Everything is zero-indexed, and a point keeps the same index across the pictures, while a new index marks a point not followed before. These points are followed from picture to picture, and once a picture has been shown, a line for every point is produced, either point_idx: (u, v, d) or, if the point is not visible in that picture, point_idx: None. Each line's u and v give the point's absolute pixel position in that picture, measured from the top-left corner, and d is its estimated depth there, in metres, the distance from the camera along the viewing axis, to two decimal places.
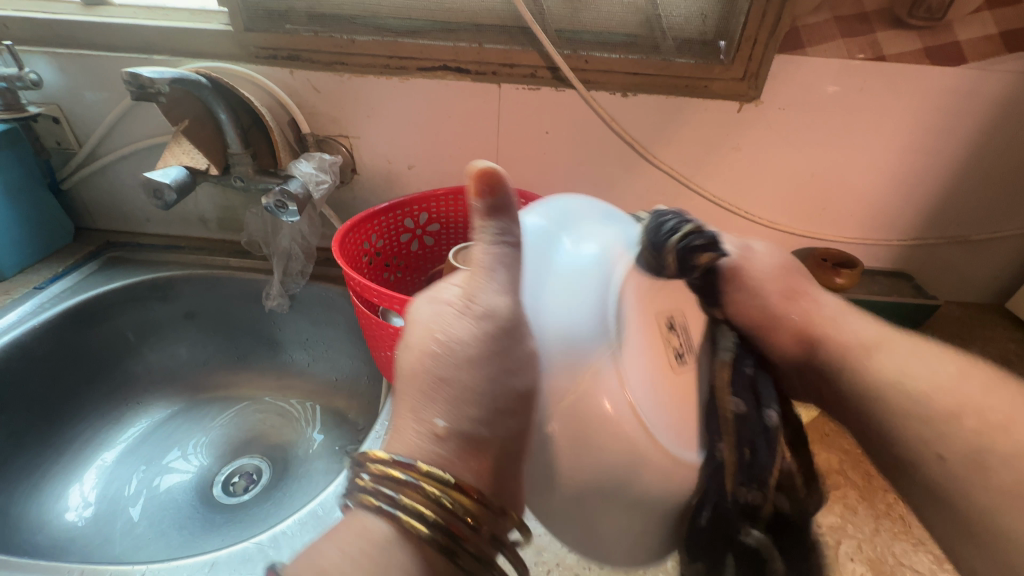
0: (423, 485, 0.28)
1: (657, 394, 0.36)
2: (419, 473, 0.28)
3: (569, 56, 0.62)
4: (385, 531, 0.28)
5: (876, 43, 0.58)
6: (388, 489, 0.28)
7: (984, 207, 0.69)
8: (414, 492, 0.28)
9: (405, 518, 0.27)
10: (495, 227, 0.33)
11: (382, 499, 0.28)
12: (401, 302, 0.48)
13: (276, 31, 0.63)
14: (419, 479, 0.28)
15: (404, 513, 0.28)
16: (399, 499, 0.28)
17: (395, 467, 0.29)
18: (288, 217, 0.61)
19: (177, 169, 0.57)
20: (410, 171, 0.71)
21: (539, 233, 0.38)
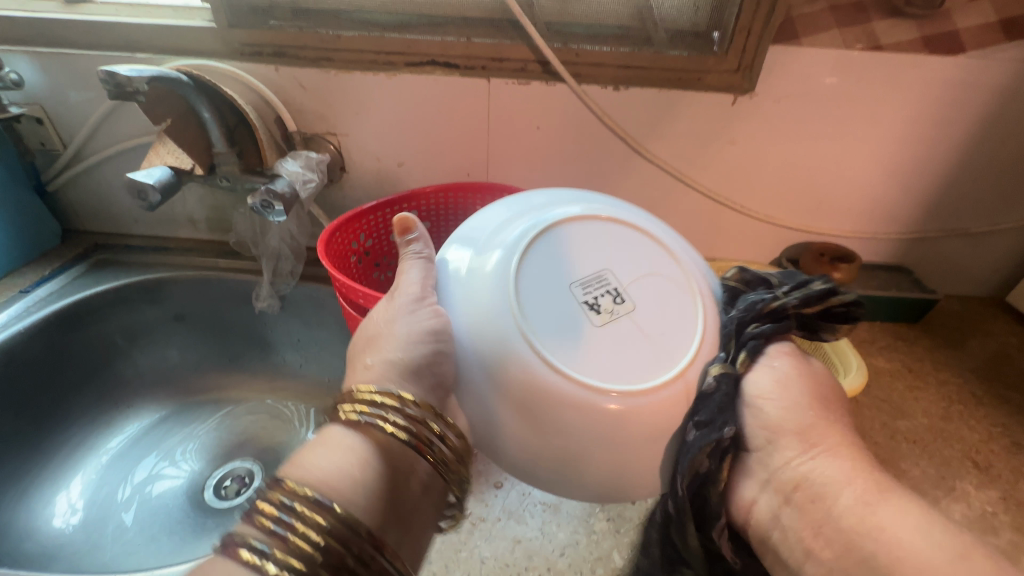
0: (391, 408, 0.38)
1: (597, 356, 0.37)
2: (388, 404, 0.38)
3: (559, 49, 0.61)
4: (357, 444, 0.37)
5: (874, 32, 0.57)
6: (370, 412, 0.38)
7: (984, 199, 0.68)
8: (387, 413, 0.38)
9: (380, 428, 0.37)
10: (416, 248, 0.44)
11: (365, 414, 0.38)
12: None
13: (260, 27, 0.62)
14: (383, 398, 0.38)
15: (376, 421, 0.38)
16: (375, 417, 0.38)
17: (377, 395, 0.39)
18: (276, 217, 0.59)
19: (161, 169, 0.56)
20: (400, 168, 0.70)
21: (451, 277, 0.41)
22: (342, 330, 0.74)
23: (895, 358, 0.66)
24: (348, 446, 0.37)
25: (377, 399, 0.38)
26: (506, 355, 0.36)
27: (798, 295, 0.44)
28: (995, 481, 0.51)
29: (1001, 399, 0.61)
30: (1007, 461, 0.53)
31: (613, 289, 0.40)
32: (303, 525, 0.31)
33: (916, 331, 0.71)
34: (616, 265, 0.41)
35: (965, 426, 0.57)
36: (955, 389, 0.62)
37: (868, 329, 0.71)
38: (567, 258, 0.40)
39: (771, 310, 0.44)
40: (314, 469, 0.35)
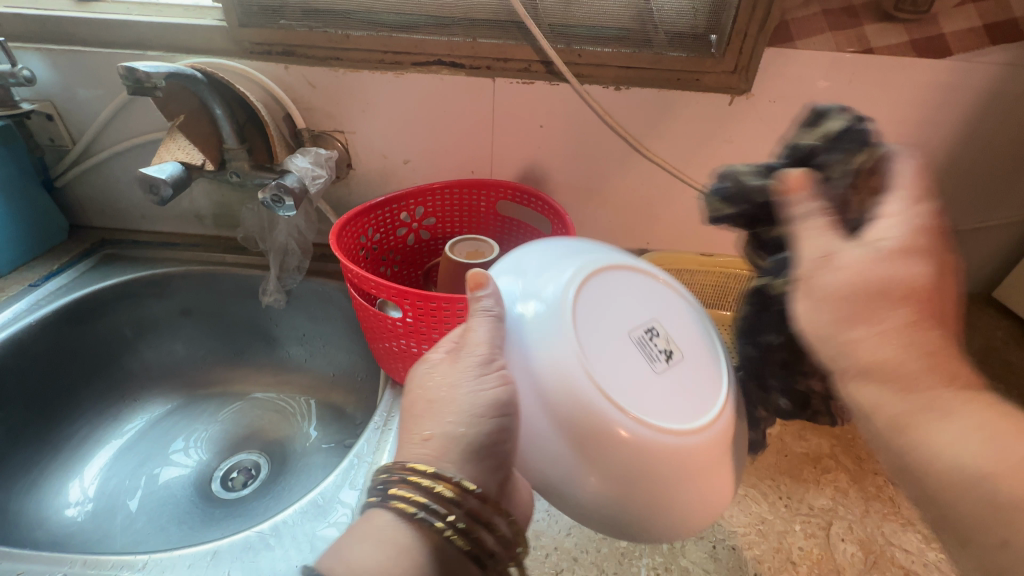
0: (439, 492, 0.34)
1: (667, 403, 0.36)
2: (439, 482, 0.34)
3: (562, 50, 0.63)
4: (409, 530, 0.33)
5: (864, 36, 0.59)
6: (421, 497, 0.34)
7: (971, 197, 0.71)
8: (434, 498, 0.34)
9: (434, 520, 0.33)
10: (484, 304, 0.38)
11: (416, 504, 0.33)
12: (398, 292, 0.48)
13: (270, 27, 0.63)
14: (435, 487, 0.34)
15: (430, 519, 0.33)
16: (432, 497, 0.33)
17: (419, 479, 0.34)
18: (285, 212, 0.61)
19: (172, 164, 0.57)
20: (406, 166, 0.72)
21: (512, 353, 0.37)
22: (347, 324, 0.75)
23: None
24: (392, 529, 0.33)
25: (426, 483, 0.34)
26: (600, 416, 0.34)
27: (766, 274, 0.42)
28: None
29: None
30: None
31: (655, 329, 0.39)
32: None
33: None
34: (653, 307, 0.41)
35: None
36: None
37: None
38: (616, 310, 0.39)
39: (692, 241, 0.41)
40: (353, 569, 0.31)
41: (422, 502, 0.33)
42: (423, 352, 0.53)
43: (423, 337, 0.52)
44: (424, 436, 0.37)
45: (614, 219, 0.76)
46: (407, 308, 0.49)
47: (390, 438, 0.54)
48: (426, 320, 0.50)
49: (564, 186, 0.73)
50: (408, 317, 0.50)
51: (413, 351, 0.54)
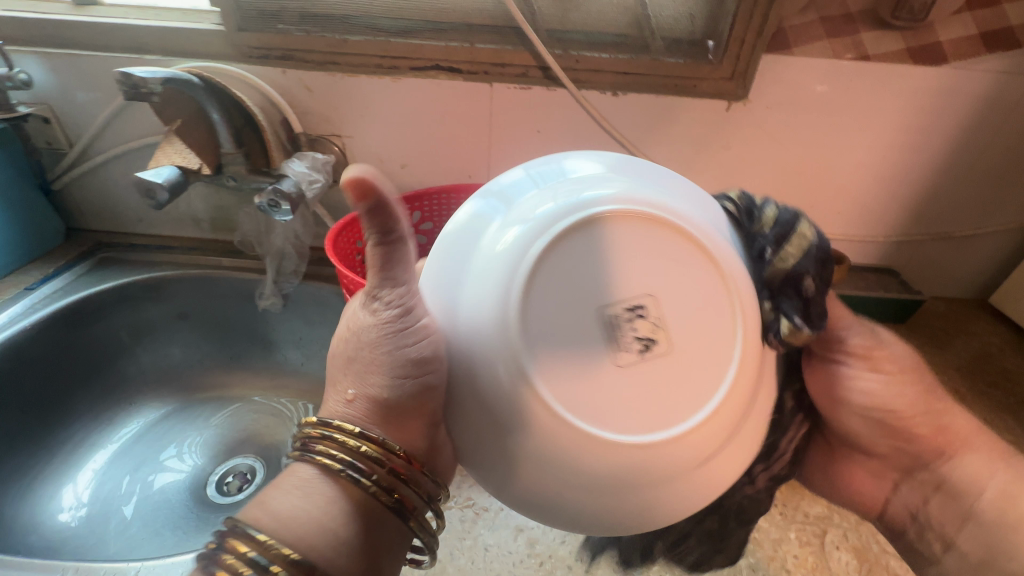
0: (348, 444, 0.34)
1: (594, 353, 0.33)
2: (346, 439, 0.35)
3: (560, 56, 0.63)
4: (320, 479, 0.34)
5: (860, 43, 0.59)
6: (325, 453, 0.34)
7: (967, 203, 0.71)
8: (342, 451, 0.34)
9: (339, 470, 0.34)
10: (388, 292, 0.34)
11: (323, 459, 0.34)
12: None
13: (268, 31, 0.63)
14: (358, 446, 0.34)
15: (348, 469, 0.34)
16: (333, 456, 0.34)
17: (340, 434, 0.35)
18: (282, 216, 0.61)
19: (168, 169, 0.58)
20: (403, 170, 0.72)
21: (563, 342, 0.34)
22: None
23: None
24: (314, 479, 0.34)
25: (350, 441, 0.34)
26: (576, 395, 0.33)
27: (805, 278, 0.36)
28: None
29: (984, 396, 0.63)
30: None
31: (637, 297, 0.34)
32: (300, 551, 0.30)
33: (903, 331, 0.73)
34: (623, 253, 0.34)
35: None
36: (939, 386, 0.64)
37: None
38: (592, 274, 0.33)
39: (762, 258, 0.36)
40: (280, 516, 0.32)
41: (337, 456, 0.34)
42: None
43: None
44: (347, 396, 0.37)
45: None
46: None
47: None
48: None
49: None
50: None
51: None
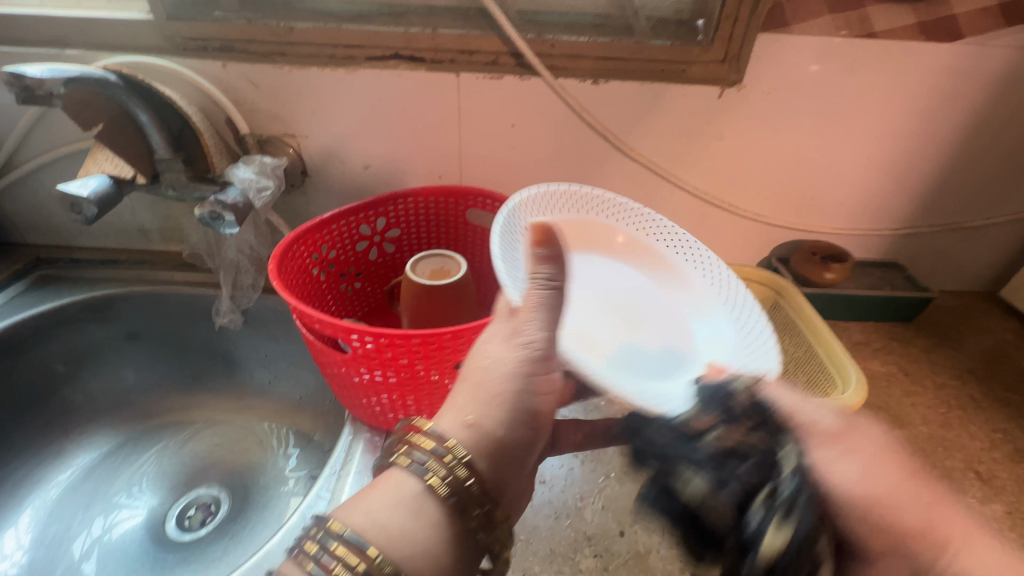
0: (445, 455, 0.33)
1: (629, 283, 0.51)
2: (446, 447, 0.33)
3: (533, 40, 0.56)
4: (414, 485, 0.32)
5: (866, 18, 0.53)
6: (419, 454, 0.33)
7: (979, 192, 0.66)
8: (437, 459, 0.33)
9: (429, 477, 0.32)
10: (546, 272, 0.36)
11: (414, 461, 0.33)
12: (344, 329, 0.42)
13: (203, 19, 0.56)
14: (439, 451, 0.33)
15: (427, 473, 0.33)
16: (427, 463, 0.33)
17: (427, 438, 0.34)
18: (228, 229, 0.54)
19: (98, 179, 0.51)
20: (367, 171, 0.65)
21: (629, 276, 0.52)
22: None
23: (892, 361, 0.63)
24: (405, 488, 0.32)
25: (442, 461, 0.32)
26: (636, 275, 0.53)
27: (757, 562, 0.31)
28: (1000, 493, 0.49)
29: (1000, 402, 0.59)
30: (1009, 470, 0.51)
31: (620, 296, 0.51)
32: (346, 555, 0.28)
33: (911, 331, 0.68)
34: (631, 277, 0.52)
35: (966, 433, 0.55)
36: (952, 393, 0.59)
37: (862, 330, 0.68)
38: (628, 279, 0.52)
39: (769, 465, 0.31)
40: (387, 531, 0.30)
41: (424, 452, 0.33)
42: (383, 387, 0.47)
43: (380, 372, 0.46)
44: (464, 420, 0.35)
45: None
46: (357, 344, 0.43)
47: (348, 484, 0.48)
48: (380, 356, 0.44)
49: None
50: (360, 353, 0.44)
51: (370, 385, 0.48)
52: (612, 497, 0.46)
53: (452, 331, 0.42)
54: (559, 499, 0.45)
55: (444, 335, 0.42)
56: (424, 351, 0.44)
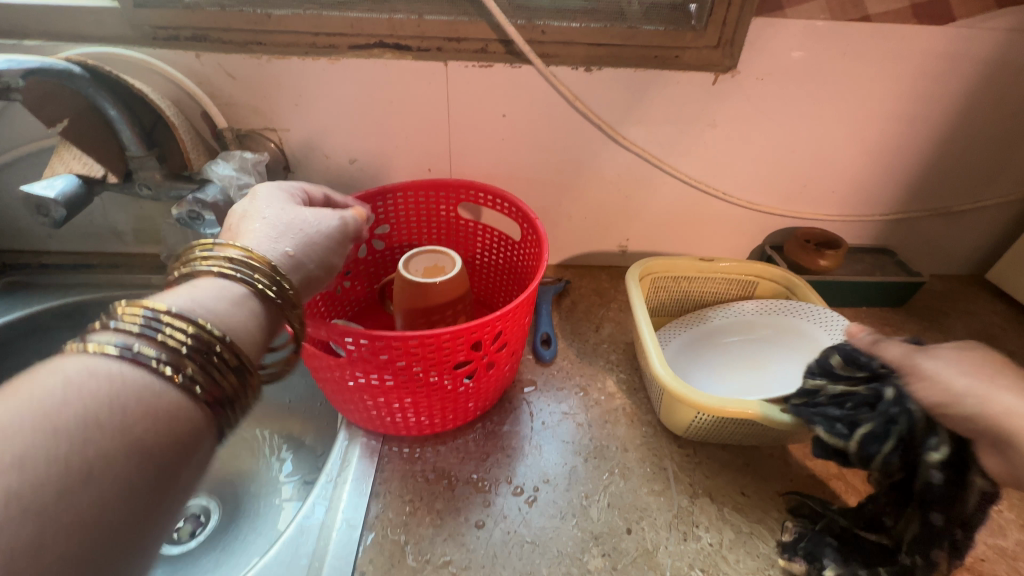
0: (266, 268, 0.34)
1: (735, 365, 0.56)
2: (261, 259, 0.34)
3: (523, 27, 0.54)
4: (237, 288, 0.33)
5: (860, 1, 0.52)
6: (240, 268, 0.33)
7: (968, 176, 0.66)
8: (261, 272, 0.34)
9: (255, 281, 0.33)
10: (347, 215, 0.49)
11: (232, 270, 0.33)
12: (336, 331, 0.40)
13: (173, 6, 0.53)
14: (236, 262, 0.33)
15: (250, 280, 0.33)
16: (251, 272, 0.33)
17: (238, 258, 0.34)
18: (208, 229, 0.52)
19: (65, 179, 0.48)
20: (353, 166, 0.63)
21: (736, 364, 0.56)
22: None
23: None
24: (225, 289, 0.32)
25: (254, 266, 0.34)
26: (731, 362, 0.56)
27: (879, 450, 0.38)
28: None
29: None
30: None
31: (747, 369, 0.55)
32: (171, 328, 0.27)
33: (902, 315, 0.69)
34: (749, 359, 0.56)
35: None
36: None
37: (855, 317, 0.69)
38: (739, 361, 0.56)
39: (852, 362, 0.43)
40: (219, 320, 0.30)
41: (233, 265, 0.33)
42: (378, 391, 0.44)
43: (376, 376, 0.43)
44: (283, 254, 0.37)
45: (592, 217, 0.69)
46: (349, 347, 0.41)
47: (345, 491, 0.45)
48: (375, 359, 0.41)
49: (535, 181, 0.65)
50: (353, 356, 0.42)
51: (365, 391, 0.45)
52: (617, 494, 0.45)
53: (451, 332, 0.40)
54: (564, 499, 0.44)
55: (446, 335, 0.40)
56: (421, 354, 0.41)
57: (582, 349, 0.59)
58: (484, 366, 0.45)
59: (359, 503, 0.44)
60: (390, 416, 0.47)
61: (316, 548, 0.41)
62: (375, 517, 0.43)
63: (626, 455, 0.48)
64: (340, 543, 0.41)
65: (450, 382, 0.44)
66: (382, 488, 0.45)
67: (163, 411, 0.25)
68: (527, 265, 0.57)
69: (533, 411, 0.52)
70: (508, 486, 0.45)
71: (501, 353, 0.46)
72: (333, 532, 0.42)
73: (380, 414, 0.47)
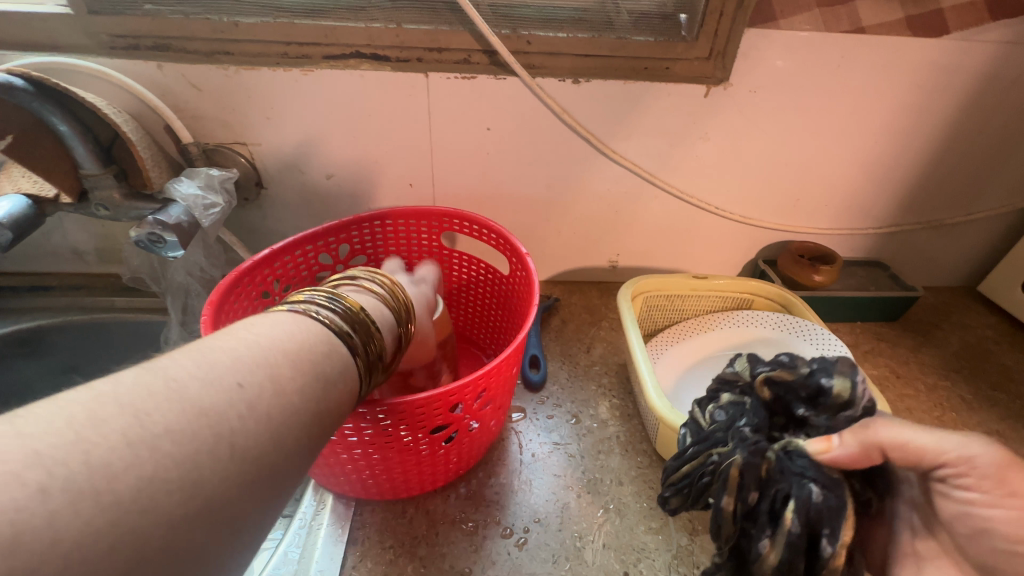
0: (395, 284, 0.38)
1: None
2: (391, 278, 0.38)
3: (508, 37, 0.52)
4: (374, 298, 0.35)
5: (854, 12, 0.51)
6: (374, 282, 0.36)
7: (960, 188, 0.65)
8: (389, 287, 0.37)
9: (389, 293, 0.36)
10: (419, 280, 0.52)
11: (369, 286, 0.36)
12: None
13: (133, 14, 0.49)
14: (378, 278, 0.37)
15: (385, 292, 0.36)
16: (387, 285, 0.37)
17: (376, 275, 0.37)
18: (170, 251, 0.48)
19: (12, 201, 0.44)
20: (330, 181, 0.60)
21: None
22: None
23: (882, 363, 0.62)
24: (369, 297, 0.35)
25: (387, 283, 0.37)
26: None
27: (824, 548, 0.28)
28: None
29: (989, 401, 0.58)
30: None
31: None
32: (347, 307, 0.31)
33: (896, 330, 0.68)
34: None
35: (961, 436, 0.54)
36: (943, 394, 0.59)
37: (850, 332, 0.67)
38: None
39: (822, 392, 0.33)
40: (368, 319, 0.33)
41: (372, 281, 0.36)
42: (342, 451, 0.40)
43: (342, 436, 0.38)
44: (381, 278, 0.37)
45: (581, 232, 0.66)
46: None
47: (320, 539, 0.42)
48: (340, 422, 0.37)
49: (522, 196, 0.63)
50: None
51: (331, 452, 0.40)
52: (613, 533, 0.42)
53: (426, 397, 0.36)
54: (556, 540, 0.42)
55: (423, 399, 0.36)
56: (393, 418, 0.37)
57: (573, 372, 0.57)
58: (466, 426, 0.42)
59: (335, 552, 0.41)
60: (359, 478, 0.42)
61: None
62: (353, 567, 0.40)
63: (621, 489, 0.45)
64: None
65: (427, 444, 0.40)
66: (360, 534, 0.42)
67: (329, 392, 0.27)
68: (513, 299, 0.54)
69: (522, 441, 0.49)
70: (497, 528, 0.42)
71: (484, 411, 0.42)
72: None
73: (346, 475, 0.42)
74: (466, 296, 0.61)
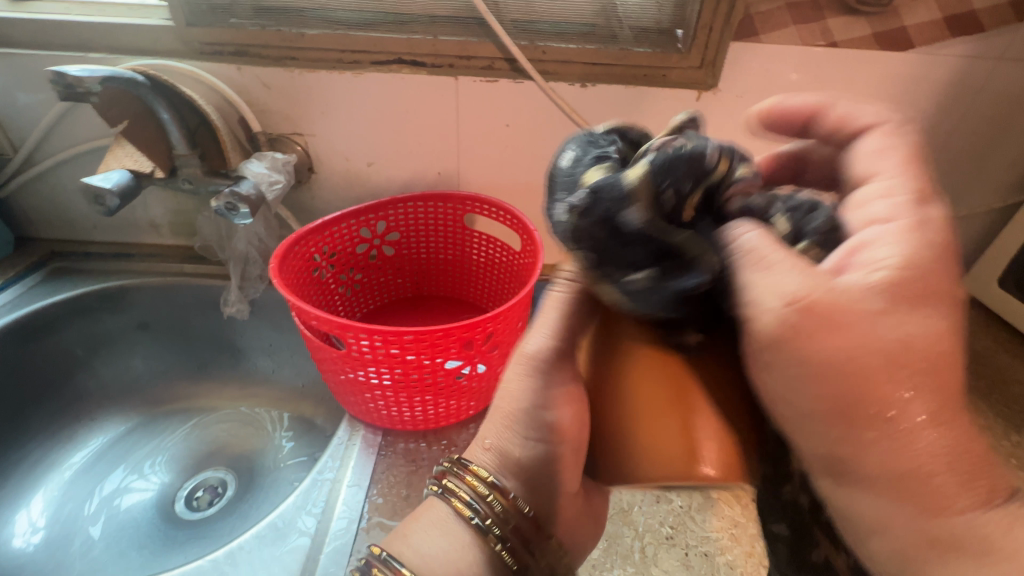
0: (479, 490, 0.36)
1: None
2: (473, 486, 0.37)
3: (526, 48, 0.61)
4: (446, 519, 0.37)
5: (827, 30, 0.58)
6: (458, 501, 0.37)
7: (936, 189, 0.71)
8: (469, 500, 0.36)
9: (467, 514, 0.36)
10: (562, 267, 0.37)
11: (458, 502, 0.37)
12: (339, 325, 0.43)
13: (220, 26, 0.61)
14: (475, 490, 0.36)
15: (479, 508, 0.36)
16: (470, 500, 0.36)
17: (470, 488, 0.37)
18: (241, 220, 0.59)
19: (119, 173, 0.54)
20: (370, 168, 0.69)
21: None
22: None
23: None
24: (440, 516, 0.37)
25: (480, 489, 0.36)
26: None
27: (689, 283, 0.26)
28: None
29: None
30: None
31: None
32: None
33: None
34: None
35: None
36: None
37: None
38: None
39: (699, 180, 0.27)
40: (421, 554, 0.35)
41: (469, 496, 0.36)
42: (375, 381, 0.48)
43: (373, 365, 0.46)
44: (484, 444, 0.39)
45: None
46: (352, 340, 0.45)
47: (355, 453, 0.51)
48: (374, 354, 0.45)
49: (535, 186, 0.71)
50: (354, 351, 0.45)
51: (364, 383, 0.49)
52: None
53: (445, 330, 0.44)
54: None
55: (443, 333, 0.44)
56: (417, 349, 0.45)
57: None
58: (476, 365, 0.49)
59: (366, 462, 0.50)
60: (387, 407, 0.50)
61: (328, 500, 0.47)
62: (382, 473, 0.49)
63: None
64: (349, 497, 0.47)
65: (444, 377, 0.49)
66: (387, 450, 0.52)
67: None
68: (523, 275, 0.62)
69: None
70: None
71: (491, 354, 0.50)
72: (344, 486, 0.48)
73: (377, 405, 0.51)
74: (483, 271, 0.68)
